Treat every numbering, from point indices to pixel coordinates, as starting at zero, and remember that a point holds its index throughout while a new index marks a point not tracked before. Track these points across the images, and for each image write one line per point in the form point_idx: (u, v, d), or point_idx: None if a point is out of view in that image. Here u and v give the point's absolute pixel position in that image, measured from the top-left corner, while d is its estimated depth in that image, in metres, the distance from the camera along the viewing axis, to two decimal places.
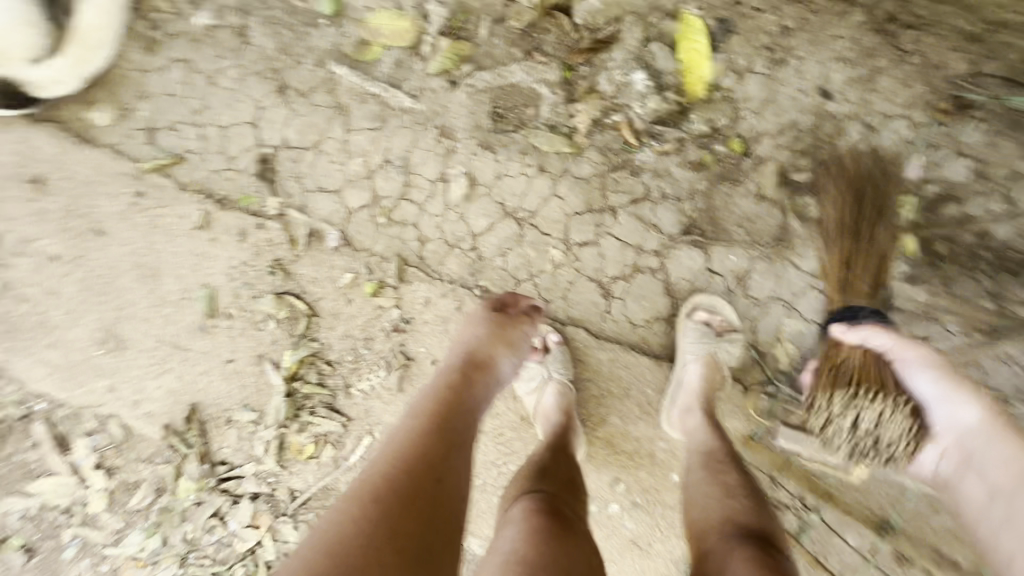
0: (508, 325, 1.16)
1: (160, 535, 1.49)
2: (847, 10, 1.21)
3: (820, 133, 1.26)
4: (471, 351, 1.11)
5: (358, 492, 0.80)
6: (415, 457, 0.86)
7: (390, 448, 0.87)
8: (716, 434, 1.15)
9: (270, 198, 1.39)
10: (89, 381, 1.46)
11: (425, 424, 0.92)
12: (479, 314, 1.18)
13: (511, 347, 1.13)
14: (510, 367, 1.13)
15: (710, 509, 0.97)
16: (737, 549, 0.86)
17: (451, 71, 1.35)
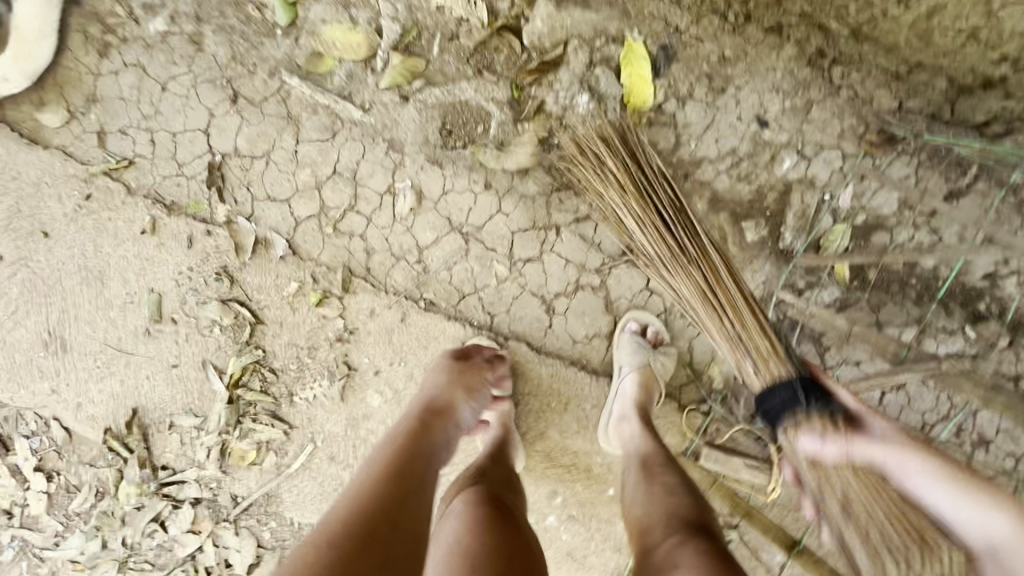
0: (467, 372, 1.21)
1: (100, 538, 1.48)
2: (781, 43, 1.24)
3: (756, 160, 1.30)
4: (430, 400, 1.13)
5: (298, 553, 0.76)
6: (368, 504, 0.83)
7: (339, 502, 0.85)
8: (653, 438, 1.19)
9: (220, 206, 1.39)
10: (31, 382, 1.45)
11: (381, 473, 0.91)
12: (443, 363, 1.23)
13: (469, 393, 1.17)
14: (474, 413, 1.16)
15: (651, 505, 1.04)
16: (682, 539, 0.92)
17: (402, 86, 1.37)
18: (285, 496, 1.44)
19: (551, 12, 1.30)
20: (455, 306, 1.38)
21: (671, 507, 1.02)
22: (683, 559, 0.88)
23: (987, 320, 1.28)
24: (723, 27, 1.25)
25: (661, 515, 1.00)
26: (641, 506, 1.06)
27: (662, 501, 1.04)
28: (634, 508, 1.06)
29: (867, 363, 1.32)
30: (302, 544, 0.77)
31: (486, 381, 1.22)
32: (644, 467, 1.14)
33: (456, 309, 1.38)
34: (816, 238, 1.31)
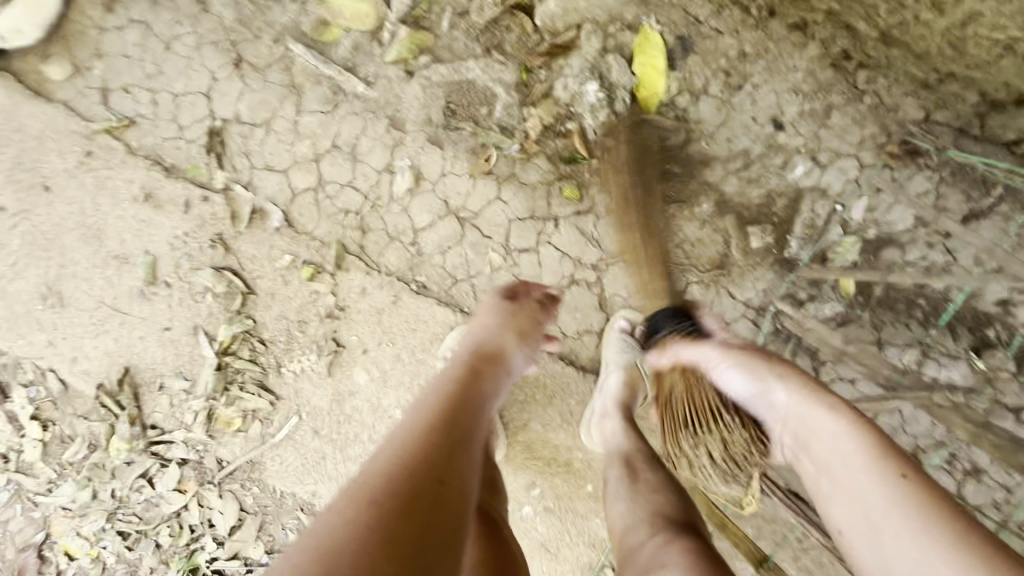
0: (522, 313, 1.15)
1: (90, 489, 1.53)
2: (804, 42, 1.18)
3: (768, 164, 1.25)
4: (480, 343, 1.08)
5: (356, 491, 0.71)
6: (426, 449, 0.79)
7: (391, 443, 0.80)
8: (636, 437, 1.18)
9: (218, 172, 1.38)
10: (29, 334, 1.48)
11: (434, 417, 0.87)
12: (493, 302, 1.17)
13: (523, 336, 1.12)
14: (525, 356, 1.11)
15: (638, 503, 1.05)
16: (674, 539, 0.95)
17: (408, 61, 1.33)
18: (269, 464, 1.47)
19: None
20: (447, 291, 1.37)
21: (658, 506, 1.04)
22: (674, 556, 0.90)
23: (995, 348, 1.24)
24: (745, 20, 1.19)
25: (647, 515, 1.03)
26: (623, 503, 1.07)
27: (648, 500, 1.06)
28: (614, 510, 1.08)
29: (862, 382, 1.29)
30: (358, 482, 0.73)
31: (540, 322, 1.16)
32: (627, 466, 1.13)
33: (448, 294, 1.37)
34: (822, 250, 1.26)
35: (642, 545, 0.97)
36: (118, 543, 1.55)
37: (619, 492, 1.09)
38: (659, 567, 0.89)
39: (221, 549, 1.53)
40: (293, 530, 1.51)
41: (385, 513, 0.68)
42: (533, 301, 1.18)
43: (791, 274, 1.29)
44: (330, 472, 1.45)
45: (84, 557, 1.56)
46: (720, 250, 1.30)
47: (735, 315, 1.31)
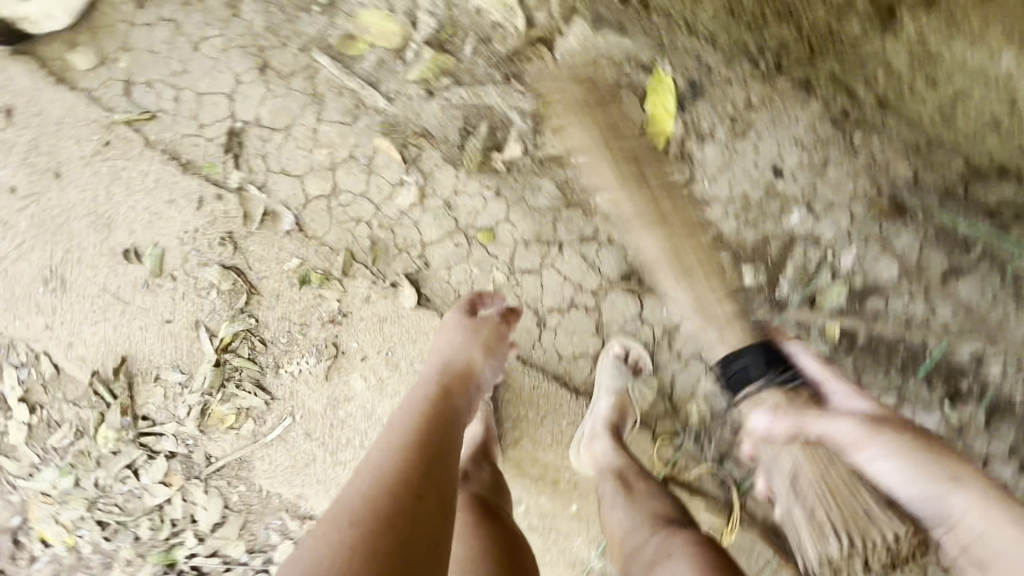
0: (481, 329, 1.22)
1: (73, 475, 1.52)
2: (806, 99, 1.25)
3: (766, 208, 1.32)
4: (447, 360, 1.16)
5: (336, 513, 0.79)
6: (401, 464, 0.86)
7: (369, 465, 0.87)
8: (625, 453, 1.21)
9: (234, 172, 1.41)
10: (27, 316, 1.48)
11: (407, 436, 0.93)
12: (455, 322, 1.24)
13: (484, 349, 1.19)
14: (490, 365, 1.18)
15: (635, 510, 1.06)
16: (677, 534, 0.96)
17: (430, 81, 1.38)
18: (258, 463, 1.48)
19: (586, 32, 1.31)
20: (449, 306, 1.40)
21: (651, 509, 1.06)
22: (676, 548, 0.92)
23: (968, 402, 1.30)
24: (755, 72, 1.26)
25: (643, 517, 1.04)
26: (619, 510, 1.08)
27: (643, 505, 1.08)
28: (609, 520, 1.09)
29: None
30: (339, 505, 0.80)
31: (501, 335, 1.24)
32: (620, 478, 1.14)
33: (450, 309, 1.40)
34: (811, 293, 1.33)
35: (643, 543, 0.98)
36: (96, 532, 1.54)
37: (614, 500, 1.10)
38: (665, 560, 0.91)
39: (201, 545, 1.53)
40: (276, 530, 1.52)
41: (364, 530, 0.75)
42: (494, 316, 1.26)
43: (781, 315, 1.34)
44: (318, 475, 1.47)
45: (60, 546, 1.55)
46: None
47: None
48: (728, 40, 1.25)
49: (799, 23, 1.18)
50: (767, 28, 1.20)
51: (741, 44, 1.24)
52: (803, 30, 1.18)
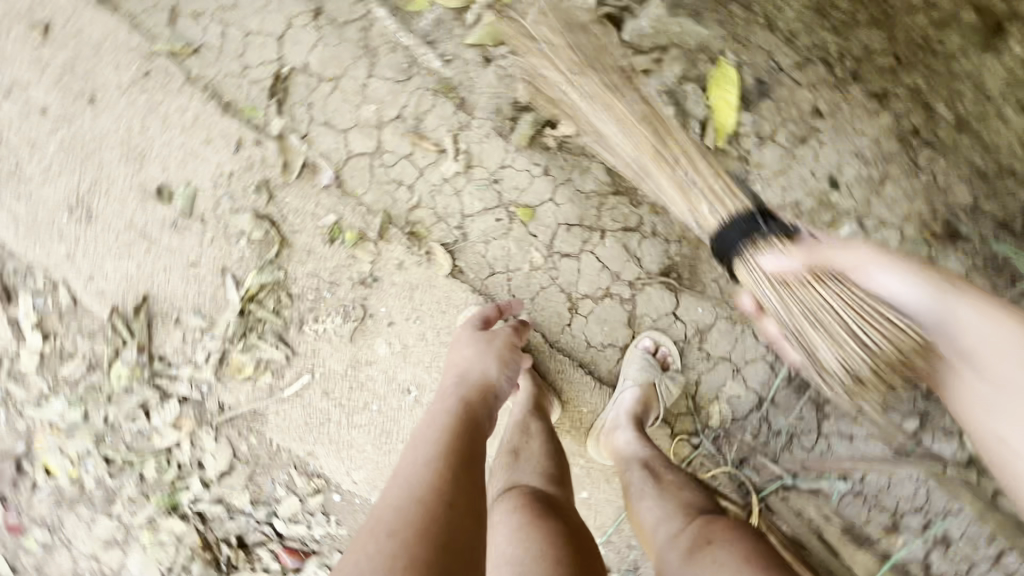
0: (494, 340, 1.22)
1: (83, 409, 1.49)
2: (878, 111, 1.21)
3: (818, 217, 1.26)
4: (464, 371, 1.14)
5: (373, 526, 0.79)
6: (431, 475, 0.86)
7: (399, 478, 0.88)
8: (648, 444, 1.21)
9: (276, 119, 1.36)
10: (49, 243, 1.44)
11: (434, 446, 0.93)
12: (467, 335, 1.24)
13: (499, 358, 1.17)
14: (508, 372, 1.17)
15: (665, 502, 1.05)
16: (715, 523, 0.95)
17: (487, 47, 1.34)
18: (271, 417, 1.47)
19: (661, 13, 1.26)
20: (482, 281, 1.38)
21: (681, 501, 1.05)
22: (717, 536, 0.91)
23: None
24: (827, 79, 1.22)
25: (673, 509, 1.03)
26: (648, 501, 1.07)
27: (674, 496, 1.07)
28: (641, 511, 1.08)
29: (861, 442, 1.32)
30: (374, 519, 0.80)
31: (514, 345, 1.24)
32: (647, 468, 1.14)
33: (483, 284, 1.38)
34: None
35: (680, 532, 0.97)
36: (101, 467, 1.51)
37: (642, 491, 1.10)
38: (706, 547, 0.89)
39: (206, 491, 1.51)
40: (282, 485, 1.51)
41: (402, 540, 0.76)
42: (505, 328, 1.26)
43: None
44: (332, 435, 1.46)
45: (64, 477, 1.53)
46: None
47: (755, 356, 1.35)
48: (807, 41, 1.22)
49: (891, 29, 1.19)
50: (856, 33, 1.20)
51: (822, 47, 1.21)
52: (895, 39, 1.19)
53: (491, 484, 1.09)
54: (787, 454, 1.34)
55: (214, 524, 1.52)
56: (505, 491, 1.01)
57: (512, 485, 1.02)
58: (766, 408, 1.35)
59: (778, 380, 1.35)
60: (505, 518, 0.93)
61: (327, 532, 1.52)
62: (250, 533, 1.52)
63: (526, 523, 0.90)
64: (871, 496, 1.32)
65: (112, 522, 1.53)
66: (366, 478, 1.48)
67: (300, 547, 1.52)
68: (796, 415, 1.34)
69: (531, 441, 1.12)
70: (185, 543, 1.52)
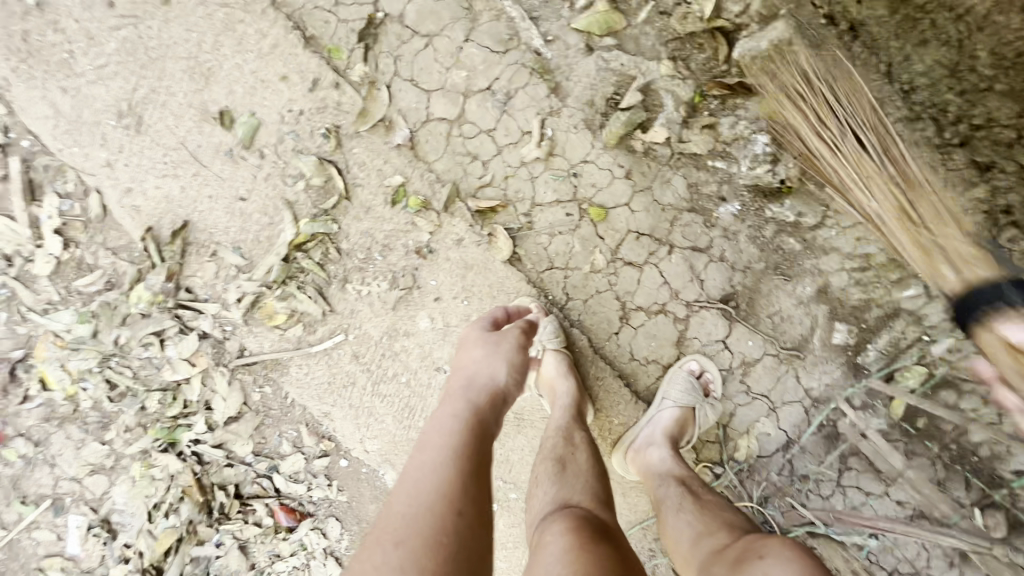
0: (503, 341, 1.16)
1: (92, 326, 1.39)
2: (974, 181, 1.15)
3: (884, 274, 1.27)
4: (471, 375, 1.09)
5: (380, 532, 0.80)
6: (440, 483, 0.85)
7: (407, 482, 0.87)
8: (682, 464, 1.19)
9: (359, 64, 1.30)
10: (89, 145, 1.34)
11: (444, 450, 0.91)
12: (475, 337, 1.18)
13: (509, 362, 1.12)
14: (517, 377, 1.11)
15: (705, 521, 1.00)
16: (763, 539, 0.88)
17: (593, 36, 1.28)
18: (293, 369, 1.41)
19: (783, 39, 1.20)
20: (538, 273, 1.34)
21: (720, 520, 1.00)
22: (768, 548, 0.84)
23: (997, 509, 1.26)
24: (931, 139, 1.16)
25: (715, 528, 0.98)
26: (686, 518, 1.03)
27: (712, 515, 1.02)
28: (676, 526, 1.03)
29: (879, 500, 1.32)
30: (383, 524, 0.81)
31: (524, 348, 1.18)
32: (683, 486, 1.12)
33: (539, 277, 1.34)
34: (891, 369, 1.29)
35: (723, 548, 0.91)
36: (101, 390, 1.42)
37: (679, 508, 1.06)
38: (754, 560, 0.82)
39: (209, 434, 1.43)
40: (289, 442, 1.45)
41: (411, 548, 0.76)
42: (516, 327, 1.21)
43: (856, 379, 1.32)
44: (353, 400, 1.41)
45: (59, 392, 1.42)
46: (806, 334, 1.33)
47: (793, 398, 1.34)
48: (927, 97, 1.15)
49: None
50: (985, 99, 1.12)
51: (939, 106, 1.15)
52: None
53: (534, 496, 1.06)
54: (806, 500, 1.34)
55: (211, 468, 1.45)
56: (555, 508, 0.97)
57: (561, 503, 0.98)
58: (793, 451, 1.35)
59: (811, 426, 1.34)
60: (556, 537, 0.87)
61: (326, 496, 1.47)
62: (246, 484, 1.46)
63: (574, 546, 0.83)
64: (875, 553, 1.32)
65: (102, 448, 1.44)
66: (379, 450, 1.44)
67: (296, 506, 1.47)
68: (821, 463, 1.34)
69: (576, 451, 1.11)
70: (177, 482, 1.44)
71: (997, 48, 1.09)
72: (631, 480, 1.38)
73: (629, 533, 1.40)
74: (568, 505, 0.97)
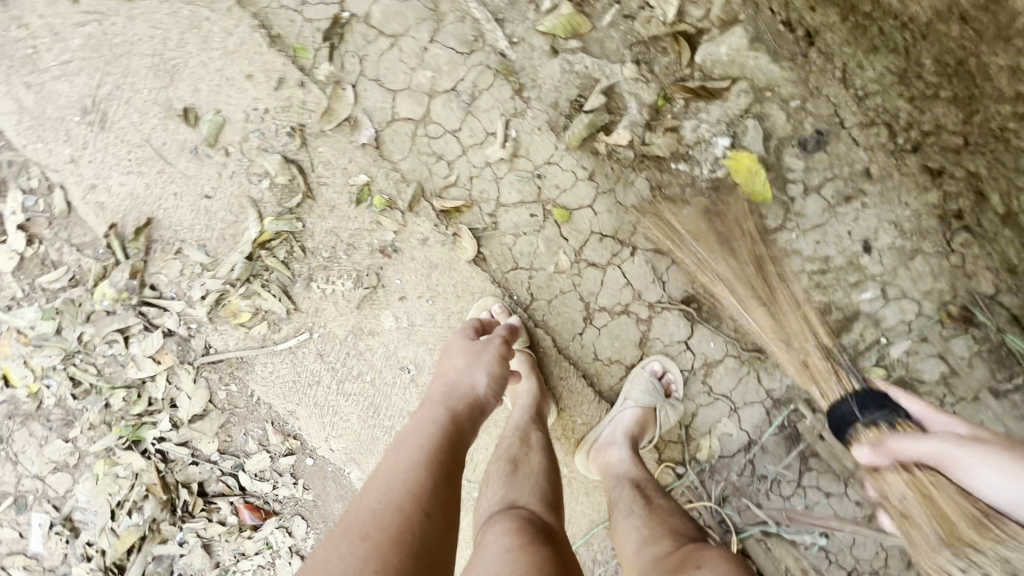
0: (486, 349, 1.15)
1: (56, 323, 1.38)
2: (927, 186, 1.22)
3: (843, 276, 1.27)
4: (452, 381, 1.09)
5: (347, 526, 0.80)
6: (409, 483, 0.85)
7: (378, 480, 0.87)
8: (640, 467, 1.21)
9: (324, 63, 1.30)
10: (54, 141, 1.34)
11: (417, 454, 0.91)
12: (459, 344, 1.18)
13: (491, 371, 1.11)
14: (497, 387, 1.10)
15: (654, 528, 1.02)
16: (705, 550, 0.89)
17: (558, 39, 1.29)
18: (258, 367, 1.41)
19: (742, 45, 1.24)
20: (503, 273, 1.35)
21: (669, 527, 1.02)
22: (705, 560, 0.85)
23: None
24: (885, 144, 1.22)
25: (660, 534, 1.00)
26: (637, 523, 1.04)
27: (661, 521, 1.04)
28: (624, 529, 1.05)
29: (837, 500, 1.34)
30: (350, 519, 0.81)
31: (506, 358, 1.16)
32: (637, 489, 1.13)
33: (503, 276, 1.35)
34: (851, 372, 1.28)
35: (665, 555, 0.93)
36: (64, 387, 1.41)
37: (630, 510, 1.08)
38: (692, 569, 0.84)
39: (173, 432, 1.43)
40: (254, 440, 1.45)
41: (374, 545, 0.76)
42: (499, 335, 1.20)
43: None
44: (318, 398, 1.42)
45: (22, 389, 1.41)
46: None
47: (754, 400, 1.36)
48: (878, 103, 1.21)
49: (970, 111, 1.12)
50: (931, 106, 1.15)
51: (891, 112, 1.20)
52: (970, 121, 1.13)
53: (484, 494, 1.07)
54: (766, 499, 1.36)
55: (175, 467, 1.44)
56: (500, 508, 0.98)
57: (506, 504, 0.99)
58: (754, 451, 1.36)
59: (771, 426, 1.35)
60: (501, 536, 0.88)
61: (291, 495, 1.47)
62: (211, 482, 1.45)
63: (517, 547, 0.85)
64: (832, 553, 1.34)
65: (65, 446, 1.43)
66: (343, 448, 1.44)
67: (261, 505, 1.46)
68: (780, 463, 1.35)
69: (530, 452, 1.12)
70: (141, 480, 1.43)
71: (940, 56, 1.10)
72: (593, 479, 1.39)
73: (593, 533, 1.41)
74: (513, 506, 0.98)
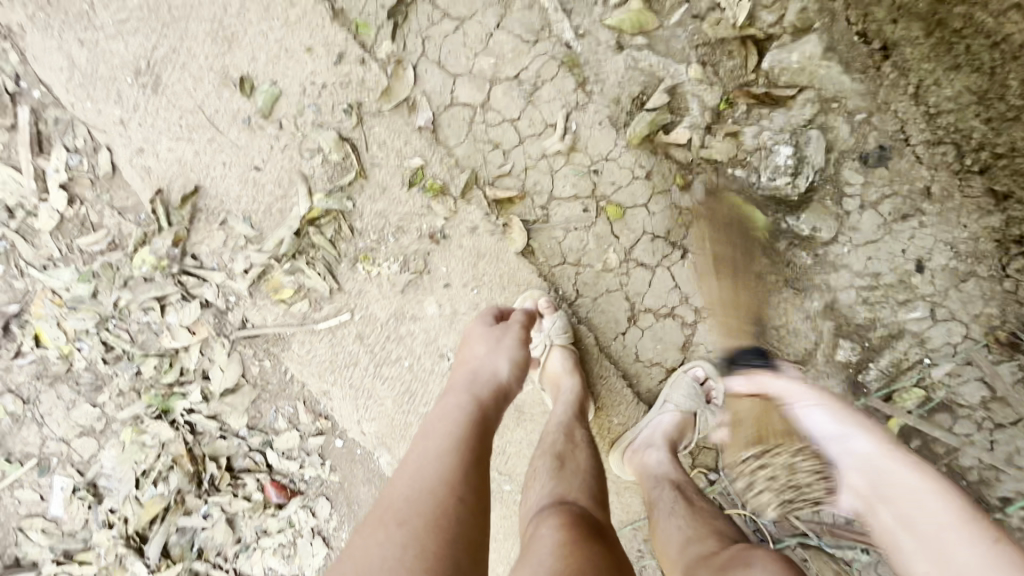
0: (506, 336, 1.15)
1: (93, 286, 1.36)
2: (989, 210, 1.21)
3: (892, 294, 1.27)
4: (475, 369, 1.09)
5: (382, 514, 0.79)
6: (441, 469, 0.85)
7: (410, 467, 0.87)
8: (679, 470, 1.20)
9: (386, 42, 1.28)
10: (104, 102, 1.31)
11: (448, 441, 0.91)
12: (479, 332, 1.17)
13: (511, 358, 1.11)
14: (519, 371, 1.10)
15: (698, 527, 1.01)
16: (755, 552, 0.88)
17: (624, 34, 1.28)
18: (295, 345, 1.40)
19: (815, 53, 1.22)
20: (550, 267, 1.34)
21: (712, 527, 1.02)
22: (755, 559, 0.85)
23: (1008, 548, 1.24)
24: (951, 163, 1.21)
25: (705, 533, 0.99)
26: (680, 522, 1.04)
27: (704, 521, 1.03)
28: (666, 528, 1.05)
29: None
30: (386, 506, 0.81)
31: (527, 342, 1.16)
32: (678, 490, 1.13)
33: (550, 271, 1.34)
34: (891, 389, 1.29)
35: (711, 554, 0.93)
36: (96, 352, 1.39)
37: (672, 510, 1.07)
38: (743, 568, 0.84)
39: (204, 404, 1.41)
40: (284, 418, 1.44)
41: (412, 531, 0.76)
42: (517, 321, 1.19)
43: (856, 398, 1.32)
44: (353, 379, 1.40)
45: (53, 351, 1.39)
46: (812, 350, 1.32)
47: None
48: (951, 121, 1.19)
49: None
50: (1010, 128, 1.15)
51: (963, 132, 1.19)
52: None
53: (532, 487, 1.07)
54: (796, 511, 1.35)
55: (203, 439, 1.43)
56: (550, 501, 0.97)
57: (559, 497, 0.98)
58: None
59: None
60: (551, 531, 0.88)
61: (317, 475, 1.45)
62: (238, 457, 1.44)
63: (568, 541, 0.84)
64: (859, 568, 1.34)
65: (93, 411, 1.42)
66: (375, 432, 1.43)
67: (287, 483, 1.46)
68: None
69: (576, 449, 1.11)
70: (168, 450, 1.42)
71: None
72: (626, 480, 1.38)
73: (620, 533, 1.41)
74: (565, 500, 0.97)
